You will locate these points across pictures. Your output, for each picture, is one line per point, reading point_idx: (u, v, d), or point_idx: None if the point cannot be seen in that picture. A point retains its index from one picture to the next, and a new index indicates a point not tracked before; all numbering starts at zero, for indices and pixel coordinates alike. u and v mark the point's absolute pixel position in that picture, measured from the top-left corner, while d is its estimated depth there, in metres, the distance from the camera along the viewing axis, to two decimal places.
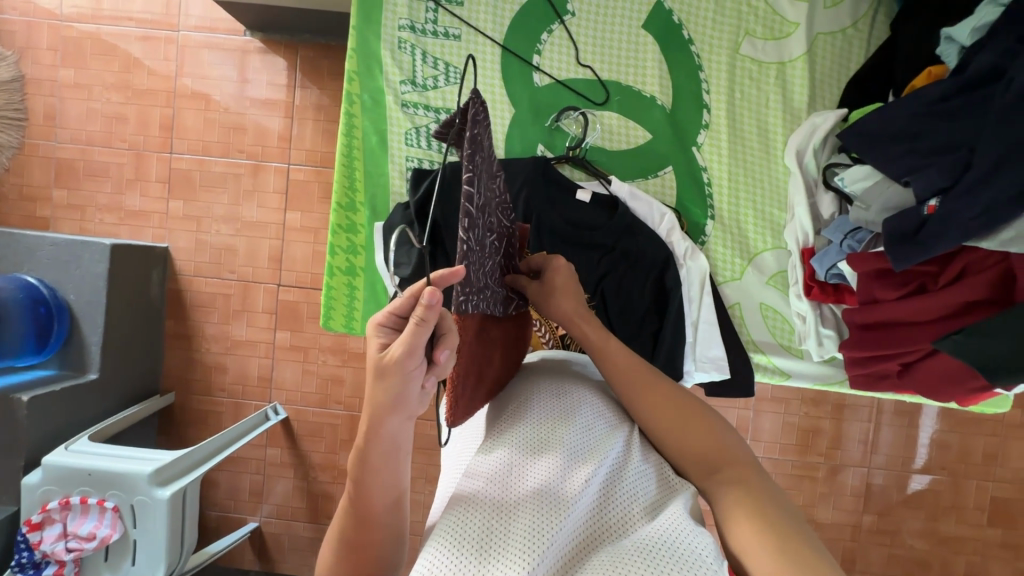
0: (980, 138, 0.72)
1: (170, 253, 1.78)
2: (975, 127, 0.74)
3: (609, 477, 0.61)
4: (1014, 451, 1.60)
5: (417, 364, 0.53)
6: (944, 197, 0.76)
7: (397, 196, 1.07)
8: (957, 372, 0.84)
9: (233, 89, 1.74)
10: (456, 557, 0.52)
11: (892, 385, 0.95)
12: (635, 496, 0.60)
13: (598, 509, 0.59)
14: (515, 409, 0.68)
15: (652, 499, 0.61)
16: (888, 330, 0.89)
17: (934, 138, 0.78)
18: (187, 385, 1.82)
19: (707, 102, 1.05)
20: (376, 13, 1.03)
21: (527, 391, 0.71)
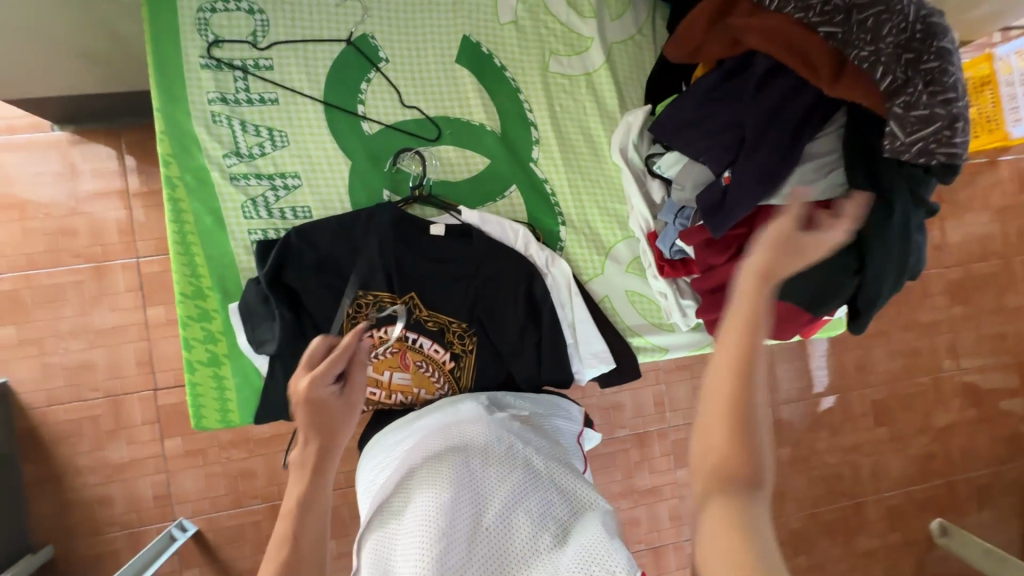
0: (747, 116, 0.86)
1: (11, 388, 1.55)
2: (737, 109, 0.88)
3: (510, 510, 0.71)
4: (875, 357, 1.85)
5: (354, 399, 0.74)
6: (734, 168, 0.88)
7: (247, 272, 1.01)
8: (787, 316, 0.96)
9: (52, 191, 1.57)
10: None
11: (747, 337, 1.05)
12: (540, 523, 0.70)
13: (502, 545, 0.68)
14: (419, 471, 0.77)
15: (556, 524, 0.71)
16: (729, 290, 0.98)
17: (716, 121, 0.89)
18: (66, 531, 1.57)
19: (533, 120, 1.11)
20: (180, 91, 0.99)
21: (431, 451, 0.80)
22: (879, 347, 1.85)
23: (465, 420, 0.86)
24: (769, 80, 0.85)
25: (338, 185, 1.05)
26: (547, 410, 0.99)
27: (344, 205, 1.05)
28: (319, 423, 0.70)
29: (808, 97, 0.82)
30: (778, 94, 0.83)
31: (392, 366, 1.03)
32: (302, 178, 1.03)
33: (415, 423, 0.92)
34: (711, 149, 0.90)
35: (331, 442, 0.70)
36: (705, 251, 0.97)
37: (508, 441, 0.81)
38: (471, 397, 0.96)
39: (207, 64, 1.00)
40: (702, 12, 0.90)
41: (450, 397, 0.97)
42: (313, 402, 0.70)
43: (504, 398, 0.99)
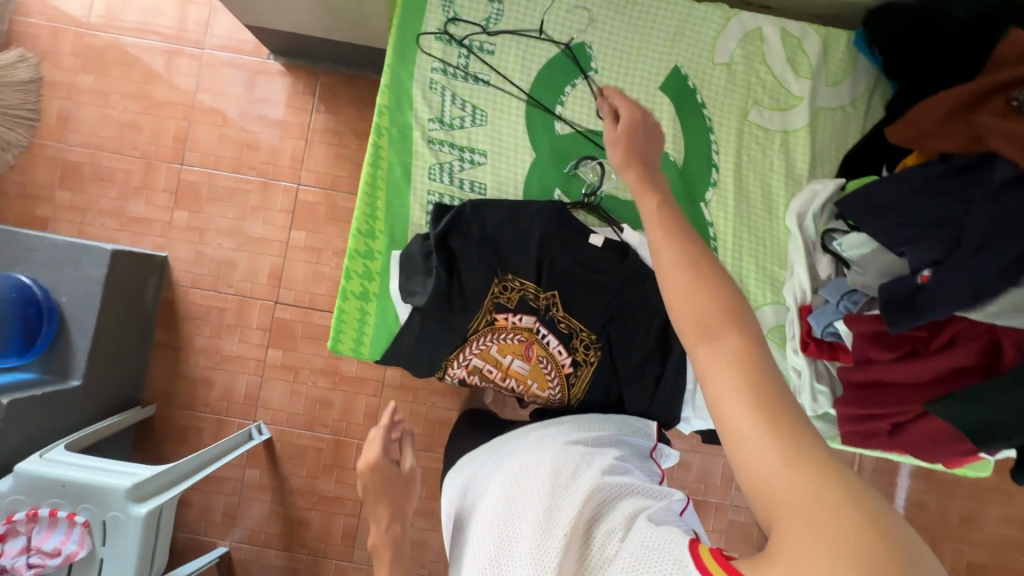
0: (969, 217, 0.80)
1: (168, 263, 1.78)
2: (959, 209, 0.82)
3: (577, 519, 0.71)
4: (988, 515, 1.64)
5: (414, 478, 0.99)
6: (937, 269, 0.82)
7: (416, 227, 1.09)
8: (939, 437, 0.89)
9: (251, 108, 1.80)
10: None
11: (879, 444, 0.98)
12: (608, 530, 0.69)
13: (578, 554, 0.68)
14: (491, 501, 0.80)
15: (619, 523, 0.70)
16: (880, 390, 0.93)
17: (928, 215, 0.84)
18: (169, 398, 1.78)
19: (716, 162, 1.11)
20: (411, 55, 1.10)
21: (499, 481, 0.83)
22: (996, 505, 1.64)
23: (531, 448, 0.88)
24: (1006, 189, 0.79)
25: (517, 172, 1.11)
26: (622, 431, 0.96)
27: (516, 191, 1.11)
28: (388, 487, 0.95)
29: None
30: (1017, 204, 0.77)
31: (515, 353, 1.07)
32: (488, 157, 1.10)
33: (489, 453, 0.94)
34: (914, 241, 0.85)
35: (398, 506, 0.95)
36: (868, 344, 0.91)
37: (570, 462, 0.82)
38: (544, 425, 0.97)
39: (440, 36, 1.10)
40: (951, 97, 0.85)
41: (522, 426, 0.99)
42: (386, 477, 0.96)
43: (577, 420, 0.97)
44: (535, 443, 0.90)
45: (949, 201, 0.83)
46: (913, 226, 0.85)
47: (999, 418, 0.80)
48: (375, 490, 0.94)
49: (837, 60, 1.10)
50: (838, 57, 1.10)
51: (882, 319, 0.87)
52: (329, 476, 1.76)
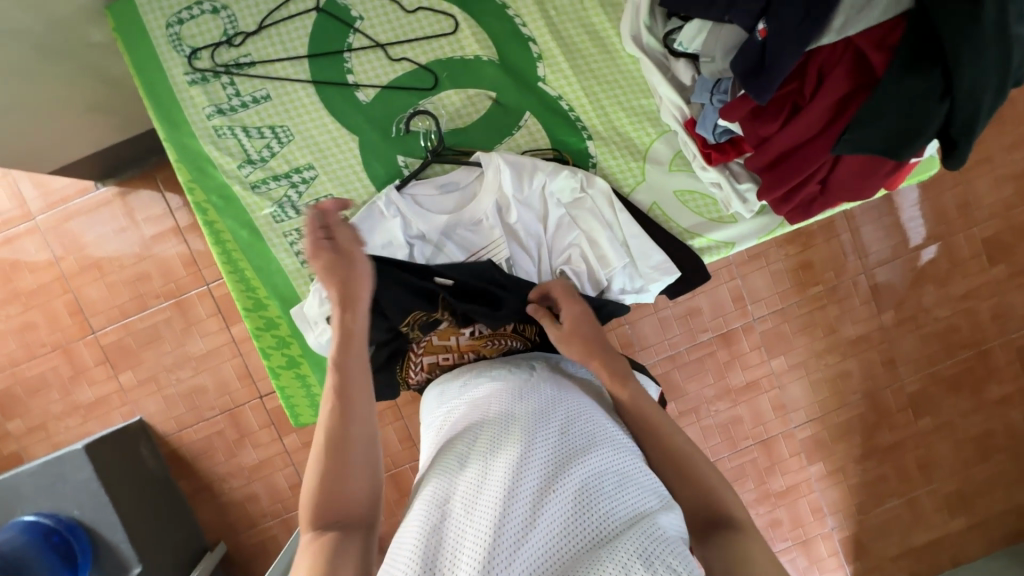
0: None
1: (147, 422, 1.75)
2: None
3: (579, 487, 0.61)
4: (980, 189, 1.63)
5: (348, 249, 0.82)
6: (769, 16, 0.75)
7: (296, 273, 1.03)
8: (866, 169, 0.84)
9: (117, 242, 1.69)
10: (423, 550, 0.59)
11: (822, 206, 0.93)
12: (607, 510, 0.60)
13: (563, 531, 0.58)
14: (486, 432, 0.71)
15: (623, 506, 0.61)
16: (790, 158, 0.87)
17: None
18: (231, 529, 1.80)
19: (529, 34, 1.01)
20: (180, 114, 0.99)
21: (505, 409, 0.73)
22: (981, 176, 1.62)
23: (541, 385, 0.77)
24: None
25: (353, 164, 1.02)
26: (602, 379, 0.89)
27: (364, 182, 1.02)
28: (338, 265, 0.81)
29: None
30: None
31: (456, 330, 0.96)
32: (316, 167, 1.01)
33: (479, 382, 0.84)
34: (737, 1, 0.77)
35: (353, 293, 0.81)
36: (754, 124, 0.85)
37: (583, 416, 0.72)
38: (515, 364, 0.88)
39: (193, 79, 0.98)
40: None
41: (512, 354, 0.94)
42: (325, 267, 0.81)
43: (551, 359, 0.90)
44: (547, 385, 0.79)
45: None
46: None
47: (900, 119, 0.74)
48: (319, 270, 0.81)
49: None
50: None
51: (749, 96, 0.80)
52: None
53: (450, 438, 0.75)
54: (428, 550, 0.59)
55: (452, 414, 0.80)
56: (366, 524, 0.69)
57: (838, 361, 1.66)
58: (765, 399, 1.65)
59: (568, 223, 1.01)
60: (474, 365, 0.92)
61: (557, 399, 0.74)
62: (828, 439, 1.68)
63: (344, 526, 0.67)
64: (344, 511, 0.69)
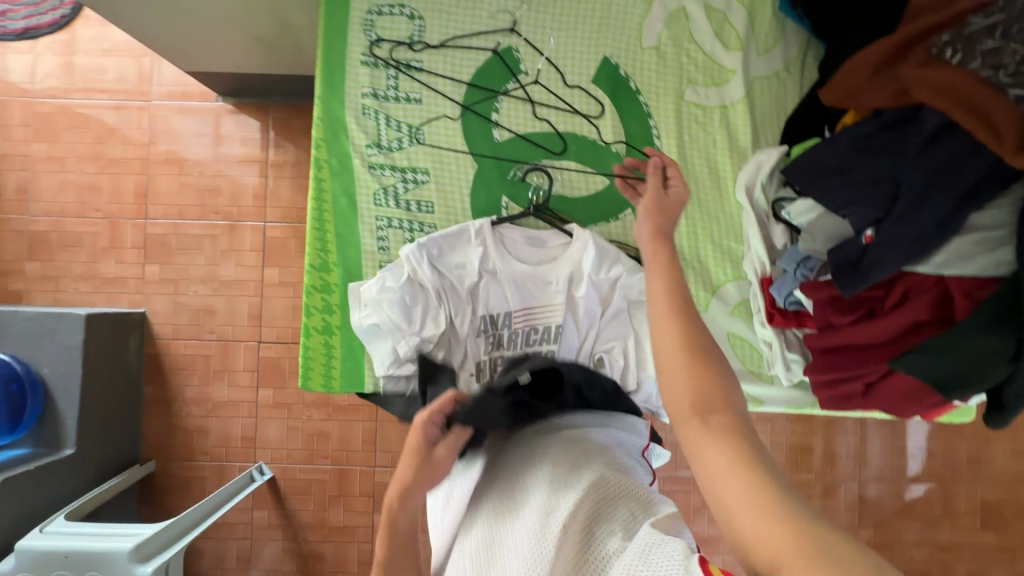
0: (903, 172, 0.80)
1: (148, 318, 1.78)
2: (894, 166, 0.82)
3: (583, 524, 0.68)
4: (995, 452, 1.64)
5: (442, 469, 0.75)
6: (880, 227, 0.82)
7: (370, 254, 1.09)
8: (914, 393, 0.87)
9: (208, 152, 1.79)
10: None
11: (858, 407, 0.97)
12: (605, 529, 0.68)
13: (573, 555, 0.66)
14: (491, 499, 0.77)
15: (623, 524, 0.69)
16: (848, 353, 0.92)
17: (866, 174, 0.84)
18: (168, 451, 1.78)
19: (659, 146, 1.11)
20: (342, 83, 1.09)
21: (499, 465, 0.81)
22: (1001, 441, 1.64)
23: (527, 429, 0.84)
24: (937, 137, 0.78)
25: (462, 186, 1.10)
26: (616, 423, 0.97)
27: (464, 204, 1.10)
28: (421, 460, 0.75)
29: (982, 162, 0.75)
30: (948, 152, 0.76)
31: None
32: (430, 175, 1.10)
33: None
34: (853, 202, 0.85)
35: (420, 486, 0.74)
36: (829, 308, 0.91)
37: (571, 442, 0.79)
38: None
39: (366, 61, 1.09)
40: (851, 69, 0.87)
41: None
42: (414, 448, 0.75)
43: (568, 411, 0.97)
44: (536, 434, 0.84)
45: (881, 163, 0.83)
46: (858, 183, 0.85)
47: (962, 363, 0.79)
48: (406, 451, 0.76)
49: (765, 27, 1.10)
50: (766, 25, 1.10)
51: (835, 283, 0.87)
52: (337, 506, 1.75)
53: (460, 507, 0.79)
54: None
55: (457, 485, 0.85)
56: None
57: None
58: (718, 559, 1.62)
59: (625, 319, 1.06)
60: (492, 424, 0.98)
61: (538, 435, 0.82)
62: None
63: None
64: None
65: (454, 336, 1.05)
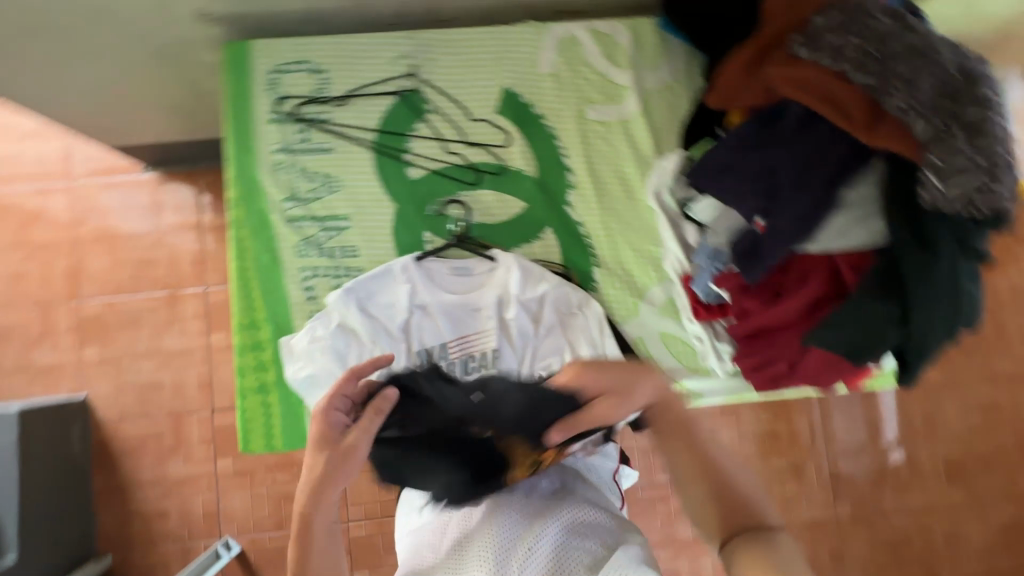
0: (780, 162, 0.86)
1: (91, 402, 1.70)
2: (772, 157, 0.87)
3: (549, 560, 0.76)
4: (947, 410, 1.71)
5: (350, 450, 0.77)
6: (767, 215, 0.87)
7: (298, 306, 1.09)
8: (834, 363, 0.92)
9: (140, 224, 1.76)
10: None
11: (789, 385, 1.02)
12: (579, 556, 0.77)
13: None
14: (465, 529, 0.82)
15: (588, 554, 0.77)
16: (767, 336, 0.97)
17: (752, 167, 0.89)
18: (126, 541, 1.68)
19: (569, 165, 1.15)
20: (251, 142, 1.10)
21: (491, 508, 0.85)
22: (951, 398, 1.71)
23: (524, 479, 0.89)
24: (804, 127, 0.85)
25: (384, 227, 1.12)
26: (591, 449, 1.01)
27: (388, 244, 1.12)
28: (328, 443, 0.78)
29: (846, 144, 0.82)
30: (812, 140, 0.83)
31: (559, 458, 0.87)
32: (351, 220, 1.11)
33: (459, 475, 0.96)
34: (744, 195, 0.90)
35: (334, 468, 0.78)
36: (741, 297, 0.97)
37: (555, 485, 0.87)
38: None
39: (274, 118, 1.11)
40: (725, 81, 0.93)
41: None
42: (322, 435, 0.78)
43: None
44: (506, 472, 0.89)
45: (761, 155, 0.89)
46: (744, 178, 0.90)
47: (863, 331, 0.83)
48: (316, 430, 0.79)
49: (650, 44, 1.17)
50: (651, 42, 1.17)
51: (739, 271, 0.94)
52: None
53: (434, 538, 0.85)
54: None
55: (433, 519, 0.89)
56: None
57: None
58: (704, 559, 1.62)
59: (559, 334, 1.08)
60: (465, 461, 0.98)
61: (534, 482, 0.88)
62: None
63: None
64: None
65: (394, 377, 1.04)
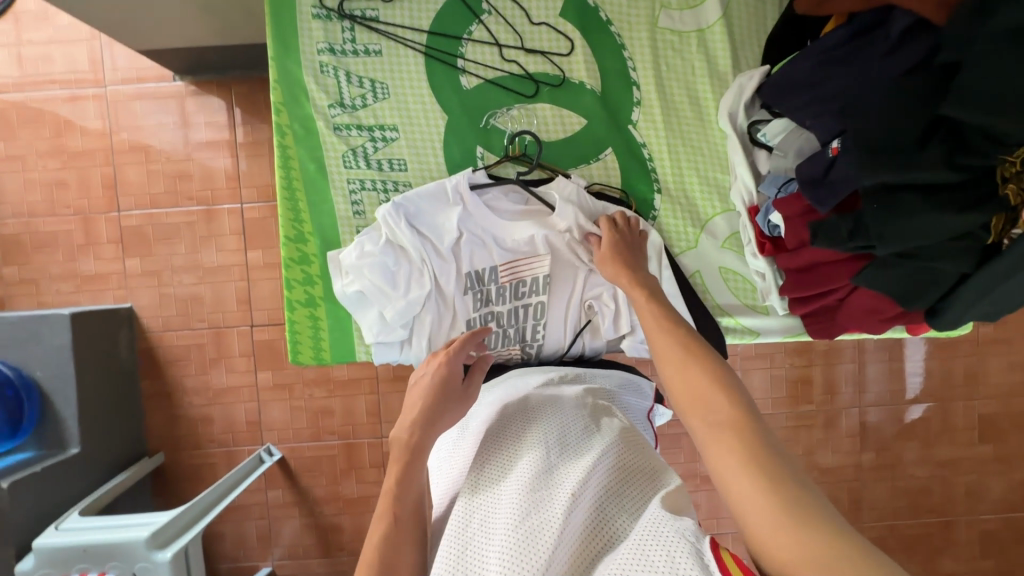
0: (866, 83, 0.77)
1: (135, 312, 1.74)
2: (858, 77, 0.79)
3: (595, 486, 0.65)
4: (993, 367, 1.65)
5: (472, 395, 0.83)
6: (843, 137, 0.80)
7: (345, 220, 1.05)
8: (879, 307, 0.90)
9: (173, 136, 1.72)
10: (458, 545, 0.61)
11: (833, 323, 1.00)
12: (620, 500, 0.65)
13: (588, 519, 0.62)
14: (500, 448, 0.73)
15: (641, 490, 0.67)
16: (815, 271, 0.94)
17: (837, 83, 0.82)
18: (175, 443, 1.78)
19: (636, 80, 1.05)
20: (294, 40, 1.02)
21: (515, 420, 0.78)
22: (1001, 355, 1.65)
23: (538, 398, 0.83)
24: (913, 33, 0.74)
25: (434, 139, 1.05)
26: (620, 386, 0.97)
27: (437, 159, 1.06)
28: (446, 391, 0.80)
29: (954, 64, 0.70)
30: (916, 56, 0.73)
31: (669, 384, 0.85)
32: (399, 131, 1.05)
33: (494, 391, 0.90)
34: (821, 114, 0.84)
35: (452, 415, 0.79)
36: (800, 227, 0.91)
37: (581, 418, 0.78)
38: (523, 373, 0.96)
39: (318, 14, 1.02)
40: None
41: (518, 369, 0.97)
42: (444, 380, 0.81)
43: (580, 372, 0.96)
44: (544, 400, 0.82)
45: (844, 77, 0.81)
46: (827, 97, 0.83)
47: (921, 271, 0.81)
48: (431, 380, 0.80)
49: None
50: None
51: (810, 202, 0.85)
52: (349, 479, 1.77)
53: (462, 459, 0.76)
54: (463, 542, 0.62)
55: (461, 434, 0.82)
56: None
57: (808, 481, 1.66)
58: None
59: None
60: (509, 383, 0.92)
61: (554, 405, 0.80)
62: None
63: None
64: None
65: (440, 296, 1.03)
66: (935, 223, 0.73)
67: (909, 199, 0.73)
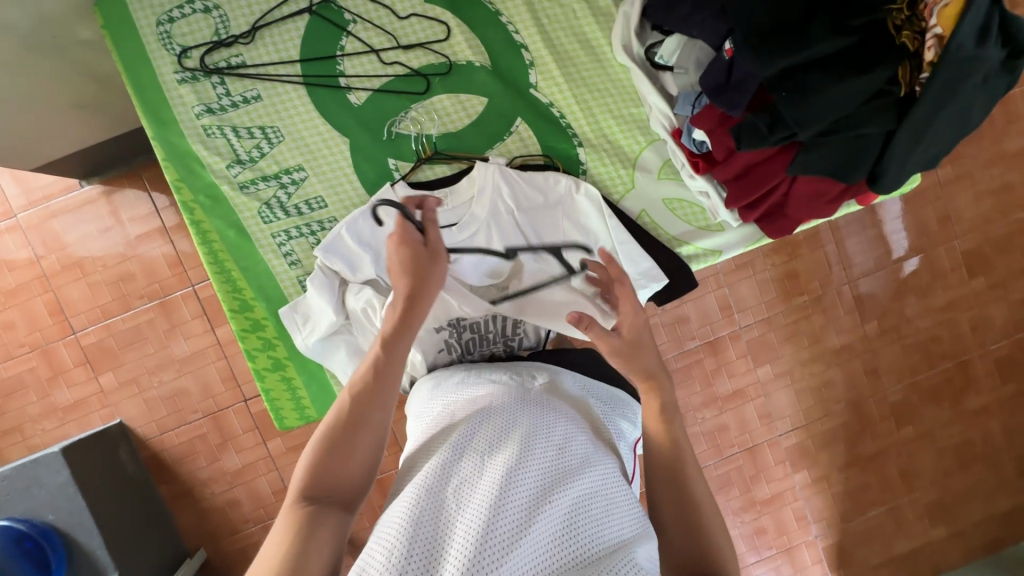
0: None
1: (127, 425, 1.70)
2: None
3: (571, 507, 0.63)
4: (962, 204, 1.67)
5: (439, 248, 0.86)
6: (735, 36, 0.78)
7: (282, 275, 1.02)
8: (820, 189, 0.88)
9: (101, 242, 1.66)
10: (419, 524, 0.59)
11: (787, 221, 0.97)
12: (595, 537, 0.61)
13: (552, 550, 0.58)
14: (488, 428, 0.71)
15: (619, 526, 0.64)
16: (753, 174, 0.92)
17: None
18: (212, 536, 1.76)
19: (522, 42, 1.02)
20: (168, 112, 0.97)
21: (505, 414, 0.73)
22: (966, 190, 1.66)
23: (541, 396, 0.77)
24: None
25: (344, 166, 1.02)
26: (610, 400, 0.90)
27: (353, 185, 1.02)
28: (414, 258, 0.84)
29: None
30: None
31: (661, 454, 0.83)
32: (306, 169, 1.01)
33: (487, 375, 0.86)
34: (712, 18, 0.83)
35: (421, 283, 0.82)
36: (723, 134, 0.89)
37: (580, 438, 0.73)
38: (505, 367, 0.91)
39: (183, 78, 0.97)
40: None
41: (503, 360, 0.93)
42: (408, 243, 0.85)
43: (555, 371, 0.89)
44: (545, 396, 0.78)
45: None
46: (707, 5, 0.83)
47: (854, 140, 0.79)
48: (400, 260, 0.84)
49: None
50: None
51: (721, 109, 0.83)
52: None
53: (448, 427, 0.74)
54: (422, 522, 0.60)
55: (450, 408, 0.79)
56: (349, 504, 0.68)
57: (824, 369, 1.68)
58: (751, 407, 1.66)
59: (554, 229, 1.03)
60: (498, 372, 0.88)
61: (558, 412, 0.76)
62: (813, 448, 1.69)
63: (327, 502, 0.66)
64: (332, 488, 0.67)
65: None
66: (841, 93, 0.72)
67: (814, 78, 0.73)
